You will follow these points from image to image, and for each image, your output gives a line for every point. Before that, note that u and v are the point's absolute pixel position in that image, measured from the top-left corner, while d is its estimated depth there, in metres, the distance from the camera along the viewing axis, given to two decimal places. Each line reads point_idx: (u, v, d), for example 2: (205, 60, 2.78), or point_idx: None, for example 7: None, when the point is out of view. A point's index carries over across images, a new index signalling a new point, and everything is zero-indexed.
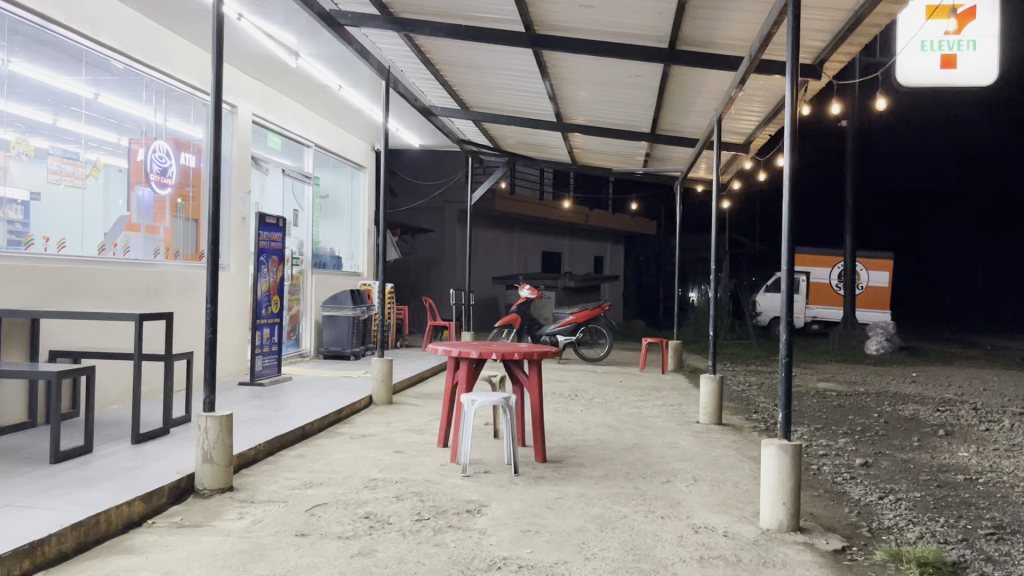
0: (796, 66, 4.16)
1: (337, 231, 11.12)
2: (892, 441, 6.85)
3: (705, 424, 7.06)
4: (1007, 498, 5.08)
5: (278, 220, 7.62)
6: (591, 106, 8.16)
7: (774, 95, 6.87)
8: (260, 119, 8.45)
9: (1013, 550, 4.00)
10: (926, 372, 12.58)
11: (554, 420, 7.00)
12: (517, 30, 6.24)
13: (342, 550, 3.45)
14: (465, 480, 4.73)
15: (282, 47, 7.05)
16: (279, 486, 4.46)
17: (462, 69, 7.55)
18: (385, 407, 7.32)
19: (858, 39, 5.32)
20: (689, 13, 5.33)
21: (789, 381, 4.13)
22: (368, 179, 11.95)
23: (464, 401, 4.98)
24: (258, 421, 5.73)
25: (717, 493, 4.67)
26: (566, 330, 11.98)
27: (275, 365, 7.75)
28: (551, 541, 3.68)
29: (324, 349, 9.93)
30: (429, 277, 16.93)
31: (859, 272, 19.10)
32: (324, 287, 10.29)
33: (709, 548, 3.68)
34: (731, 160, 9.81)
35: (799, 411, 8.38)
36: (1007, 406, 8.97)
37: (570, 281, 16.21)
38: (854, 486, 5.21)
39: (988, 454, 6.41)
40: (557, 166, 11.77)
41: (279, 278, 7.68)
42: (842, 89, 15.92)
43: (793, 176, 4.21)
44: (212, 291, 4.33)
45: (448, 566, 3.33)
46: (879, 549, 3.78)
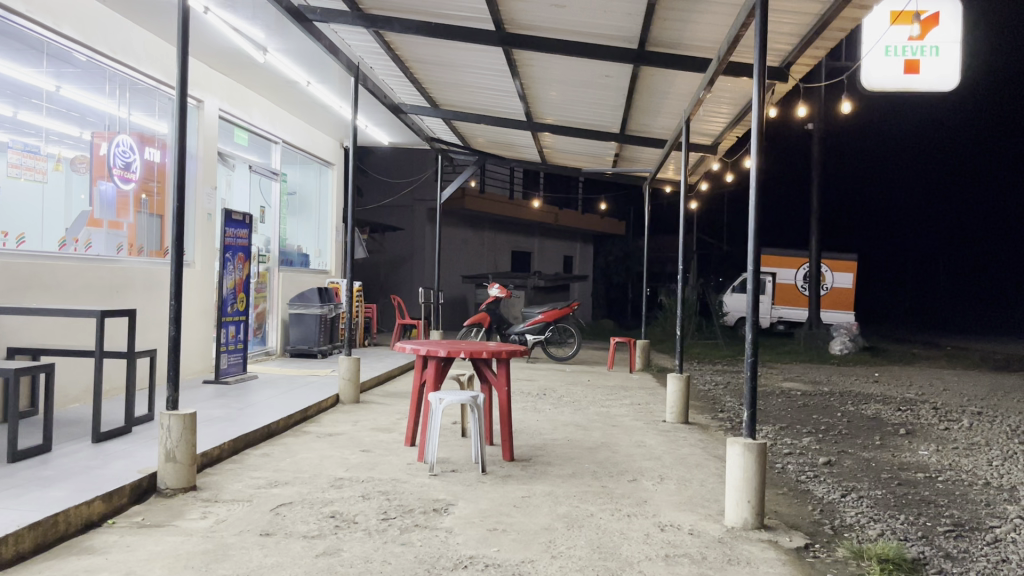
0: (763, 68, 4.18)
1: (304, 228, 11.02)
2: (855, 441, 6.91)
3: (671, 422, 7.11)
4: (966, 497, 5.14)
5: (245, 217, 7.54)
6: (561, 105, 8.18)
7: (741, 97, 6.94)
8: (226, 114, 8.35)
9: (970, 548, 4.07)
10: (889, 372, 12.76)
11: (522, 420, 6.98)
12: (487, 29, 6.24)
13: (307, 550, 3.42)
14: (432, 479, 4.70)
15: (250, 42, 6.97)
16: (243, 485, 4.41)
17: (432, 67, 7.54)
18: (353, 405, 7.26)
19: (824, 43, 5.39)
20: (659, 15, 5.36)
21: (755, 380, 4.17)
22: (337, 176, 11.87)
23: (432, 400, 4.94)
24: (222, 421, 5.64)
25: (683, 492, 4.69)
26: (535, 329, 11.98)
27: (240, 363, 7.66)
28: (518, 540, 3.67)
29: (290, 347, 9.85)
30: (398, 276, 16.88)
31: (824, 273, 19.35)
32: (291, 285, 10.19)
33: (675, 547, 3.70)
34: (700, 161, 9.88)
35: (764, 411, 8.45)
36: (967, 407, 9.12)
37: (540, 280, 16.23)
38: (818, 485, 5.28)
39: (948, 454, 6.50)
40: (527, 165, 11.77)
41: (245, 275, 7.61)
42: (807, 92, 16.11)
43: (761, 177, 4.24)
44: (177, 288, 4.25)
45: (414, 565, 3.31)
46: (841, 547, 3.83)
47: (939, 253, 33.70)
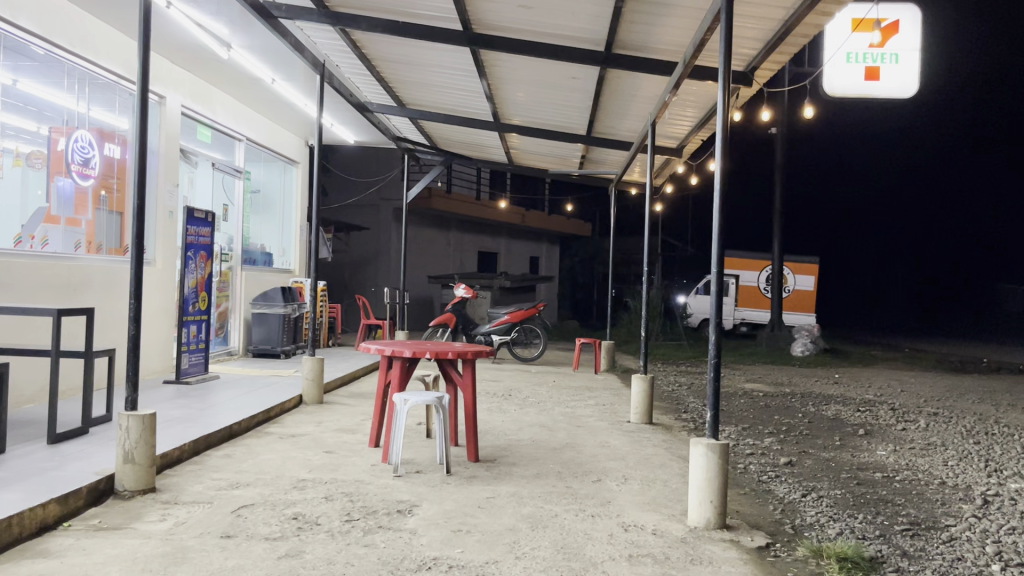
0: (728, 71, 4.22)
1: (267, 226, 10.89)
2: (815, 441, 7.02)
3: (635, 423, 7.15)
4: (923, 496, 5.25)
5: (207, 215, 7.44)
6: (528, 106, 8.19)
7: (707, 101, 7.01)
8: (189, 111, 8.24)
9: (926, 546, 4.15)
10: (848, 372, 13.05)
11: (487, 420, 6.99)
12: (454, 29, 6.23)
13: (268, 552, 3.39)
14: (396, 481, 4.68)
15: (213, 38, 6.88)
16: (203, 487, 4.35)
17: (399, 66, 7.50)
18: (316, 406, 7.21)
19: (787, 48, 5.45)
20: (625, 18, 5.39)
21: (718, 382, 4.21)
22: (302, 174, 11.76)
23: (396, 401, 4.91)
24: (183, 421, 5.57)
25: (646, 492, 4.72)
26: (501, 330, 11.97)
27: (201, 363, 7.55)
28: (482, 541, 3.67)
29: (253, 347, 9.75)
30: (363, 276, 16.78)
31: (786, 276, 19.62)
32: (254, 284, 10.07)
33: (639, 547, 3.72)
34: (665, 163, 9.96)
35: (727, 411, 8.55)
36: (924, 407, 9.32)
37: (506, 281, 16.25)
38: (779, 485, 5.34)
39: (905, 453, 6.62)
40: (493, 165, 11.77)
41: (207, 274, 7.50)
42: (771, 97, 16.33)
43: (725, 179, 4.27)
44: (137, 287, 4.18)
45: (377, 566, 3.30)
46: (802, 546, 3.88)
47: (897, 249, 34.42)
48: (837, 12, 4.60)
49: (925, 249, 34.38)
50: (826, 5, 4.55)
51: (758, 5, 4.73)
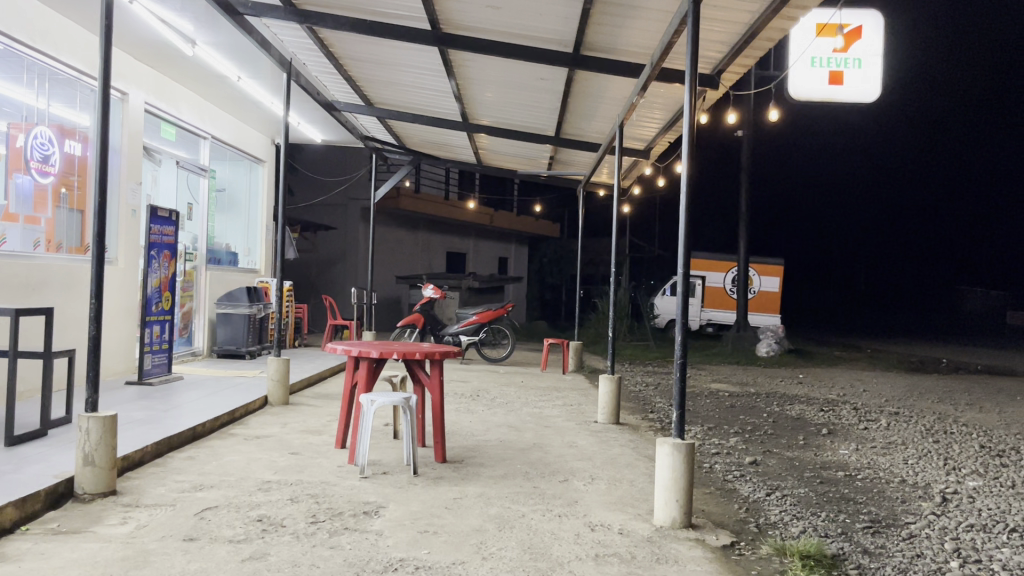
0: (695, 74, 4.24)
1: (233, 226, 10.77)
2: (779, 440, 7.12)
3: (603, 423, 7.18)
4: (884, 494, 5.35)
5: (171, 213, 7.33)
6: (496, 107, 8.20)
7: (674, 104, 7.07)
8: (152, 107, 8.12)
9: (887, 543, 4.22)
10: (812, 373, 13.21)
11: (454, 420, 6.99)
12: (422, 28, 6.21)
13: (232, 555, 3.35)
14: (363, 482, 4.65)
15: (178, 34, 6.79)
16: (166, 489, 4.29)
17: (367, 64, 7.46)
18: (282, 407, 7.15)
19: (753, 52, 5.51)
20: (593, 19, 5.42)
21: (684, 382, 4.24)
22: (268, 173, 11.65)
23: (363, 401, 4.89)
24: (144, 423, 5.48)
25: (613, 492, 4.75)
26: (469, 330, 11.95)
27: (164, 364, 7.44)
28: (449, 541, 3.67)
29: (218, 348, 9.63)
30: (330, 276, 16.67)
31: (752, 277, 19.82)
32: (219, 284, 9.96)
33: (605, 546, 3.73)
34: (633, 165, 10.01)
35: (693, 412, 8.61)
36: (885, 407, 9.49)
37: (475, 281, 16.24)
38: (744, 484, 5.40)
39: (867, 452, 6.75)
40: (462, 165, 11.75)
41: (170, 273, 7.39)
42: (738, 99, 16.50)
43: (691, 181, 4.31)
44: (98, 286, 4.11)
45: (343, 568, 3.28)
46: (766, 544, 3.93)
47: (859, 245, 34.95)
48: (801, 16, 4.68)
49: (886, 249, 34.98)
50: (791, 9, 4.63)
51: (724, 9, 4.79)
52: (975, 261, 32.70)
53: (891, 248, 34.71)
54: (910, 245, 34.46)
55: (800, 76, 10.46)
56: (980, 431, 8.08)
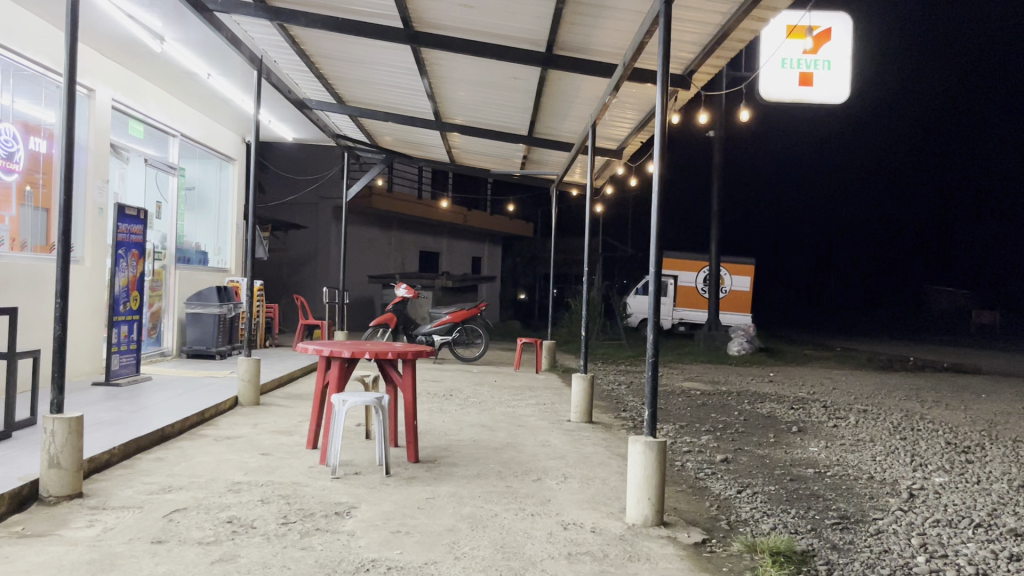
0: (667, 74, 4.26)
1: (203, 224, 10.65)
2: (750, 438, 7.19)
3: (576, 422, 7.20)
4: (852, 490, 5.41)
5: (138, 212, 7.22)
6: (469, 106, 8.19)
7: (647, 104, 7.10)
8: (119, 104, 8.01)
9: (855, 539, 4.28)
10: (782, 372, 13.35)
11: (427, 420, 6.97)
12: (395, 26, 6.18)
13: (201, 557, 3.31)
14: (335, 482, 4.62)
15: (145, 30, 6.70)
16: (134, 491, 4.23)
17: (339, 62, 7.41)
18: (253, 408, 7.08)
19: (725, 53, 5.55)
20: (566, 19, 5.43)
21: (656, 381, 4.25)
22: (238, 172, 11.54)
23: (335, 401, 4.85)
24: (111, 424, 5.40)
25: (585, 490, 4.77)
26: (442, 330, 11.92)
27: (132, 365, 7.33)
28: (421, 541, 3.65)
29: (188, 348, 9.53)
30: (302, 275, 16.55)
31: (723, 277, 19.97)
32: (188, 283, 9.85)
33: (577, 545, 3.74)
34: (605, 164, 10.05)
35: (665, 410, 8.66)
36: (854, 404, 9.61)
37: (448, 281, 16.21)
38: (715, 481, 5.45)
39: (836, 449, 6.83)
40: (435, 164, 11.72)
41: (138, 272, 7.28)
42: (709, 100, 16.63)
43: (663, 181, 4.32)
44: (63, 286, 4.04)
45: (313, 569, 3.25)
46: (736, 541, 3.96)
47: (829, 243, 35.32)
48: (772, 18, 4.73)
49: (855, 248, 35.47)
50: (761, 11, 4.68)
51: (696, 10, 4.82)
52: (943, 261, 33.11)
53: (860, 247, 35.21)
54: (879, 243, 34.85)
55: (770, 78, 10.67)
56: (945, 428, 8.20)
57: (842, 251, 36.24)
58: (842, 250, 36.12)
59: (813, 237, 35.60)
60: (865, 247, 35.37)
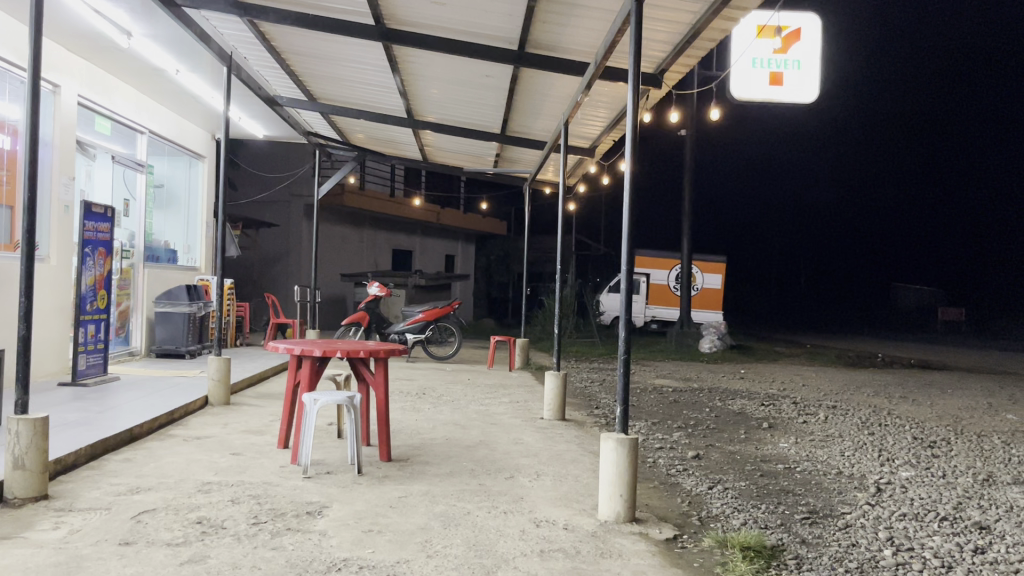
0: (637, 73, 4.27)
1: (172, 222, 10.52)
2: (721, 434, 7.25)
3: (549, 419, 7.22)
4: (822, 485, 5.48)
5: (106, 209, 7.12)
6: (442, 104, 8.17)
7: (619, 102, 7.13)
8: (85, 100, 7.89)
9: (824, 533, 4.33)
10: (752, 369, 13.48)
11: (399, 419, 6.95)
12: (366, 23, 6.15)
13: (170, 558, 3.28)
14: (306, 482, 4.60)
15: (112, 26, 6.61)
16: (100, 493, 4.17)
17: (310, 59, 7.36)
18: (223, 408, 7.02)
19: (695, 52, 5.59)
20: (538, 17, 5.43)
21: (628, 378, 4.27)
22: (207, 169, 11.43)
23: (306, 401, 4.82)
24: (79, 424, 5.33)
25: (558, 487, 4.78)
26: (415, 328, 11.89)
27: (99, 364, 7.23)
28: (394, 540, 3.64)
29: (157, 348, 9.42)
30: (273, 274, 16.42)
31: (694, 274, 20.10)
32: (157, 282, 9.73)
33: (550, 542, 3.75)
34: (578, 163, 10.08)
35: (638, 407, 8.71)
36: (823, 400, 9.72)
37: (420, 279, 16.17)
38: (686, 477, 5.49)
39: (806, 445, 6.91)
40: (407, 162, 11.68)
41: (106, 271, 7.17)
42: (680, 98, 16.74)
43: (634, 180, 4.34)
44: (27, 285, 3.97)
45: (285, 569, 3.24)
46: (707, 537, 4.00)
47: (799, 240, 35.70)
48: (741, 17, 4.77)
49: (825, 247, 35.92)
50: (732, 10, 4.71)
51: (667, 9, 4.85)
52: (910, 259, 33.64)
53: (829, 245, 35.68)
54: (848, 241, 35.32)
55: (741, 78, 10.80)
56: (912, 423, 8.32)
57: (811, 248, 36.57)
58: (812, 248, 36.58)
59: (784, 235, 36.00)
60: (834, 244, 35.75)
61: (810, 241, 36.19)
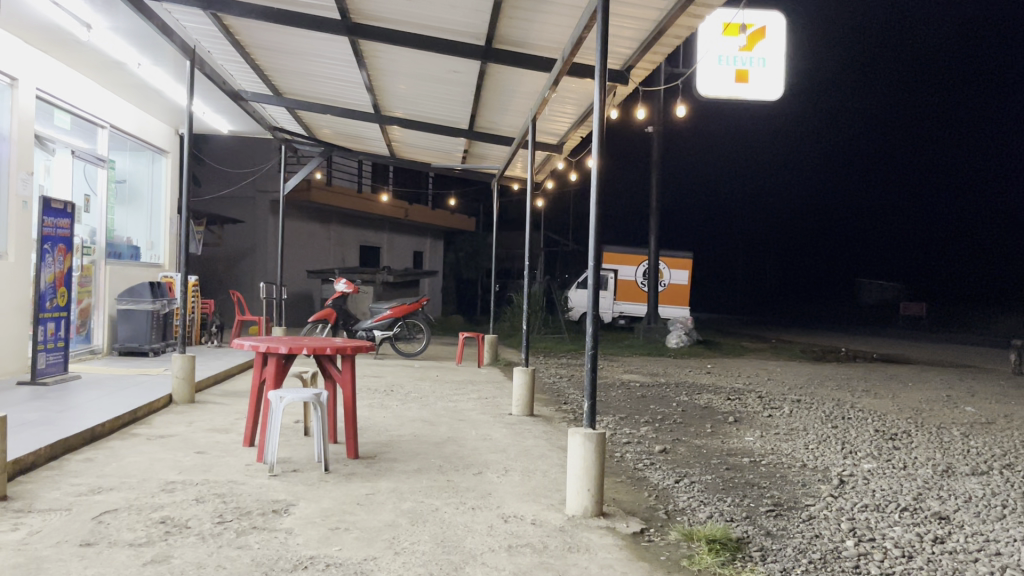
0: (604, 70, 4.27)
1: (135, 219, 10.36)
2: (688, 428, 7.32)
3: (517, 415, 7.22)
4: (786, 478, 5.56)
5: (66, 205, 6.99)
6: (409, 100, 8.14)
7: (586, 99, 7.15)
8: (44, 94, 7.74)
9: (788, 525, 4.39)
10: (719, 364, 13.60)
11: (367, 416, 6.92)
12: (333, 18, 6.10)
13: (132, 559, 3.23)
14: (272, 480, 4.56)
15: (72, 18, 6.49)
16: (61, 493, 4.10)
17: (275, 53, 7.28)
18: (187, 406, 6.93)
19: (661, 49, 5.63)
20: (505, 13, 5.43)
21: (595, 373, 4.28)
22: (171, 165, 11.28)
23: (272, 398, 4.77)
24: (38, 424, 5.24)
25: (526, 483, 4.79)
26: (383, 325, 11.85)
27: (59, 363, 7.10)
28: (361, 538, 3.62)
29: (119, 345, 9.27)
30: (239, 270, 16.24)
31: (662, 270, 20.22)
32: (120, 279, 9.58)
33: (517, 537, 3.76)
34: (546, 159, 10.09)
35: (606, 402, 8.74)
36: (788, 394, 9.85)
37: (388, 275, 16.09)
38: (653, 471, 5.53)
39: (771, 438, 7.00)
40: (374, 158, 11.61)
41: (66, 268, 7.04)
42: (648, 95, 16.85)
43: (602, 176, 4.36)
44: None
45: (250, 568, 3.21)
46: (673, 530, 4.03)
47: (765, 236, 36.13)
48: (707, 14, 4.80)
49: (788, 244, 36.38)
50: (697, 8, 4.74)
51: (633, 6, 4.87)
52: (873, 255, 34.19)
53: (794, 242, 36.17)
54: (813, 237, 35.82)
55: (710, 77, 10.92)
56: (874, 416, 8.46)
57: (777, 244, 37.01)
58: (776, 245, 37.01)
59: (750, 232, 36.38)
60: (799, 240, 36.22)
61: (775, 236, 36.62)
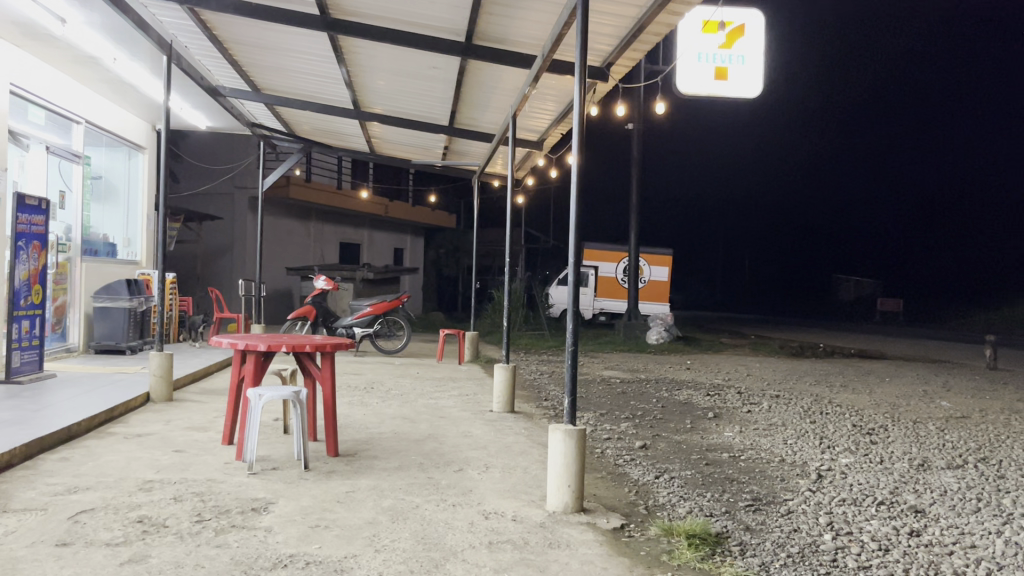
0: (584, 66, 4.28)
1: (111, 215, 10.25)
2: (668, 424, 7.35)
3: (498, 411, 7.23)
4: (765, 473, 5.60)
5: (40, 202, 6.91)
6: (388, 96, 8.11)
7: (566, 96, 7.15)
8: (17, 89, 7.64)
9: (767, 520, 4.42)
10: (699, 359, 13.67)
11: (347, 414, 6.89)
12: (311, 13, 6.06)
13: (109, 559, 3.20)
14: (251, 478, 4.53)
15: (46, 12, 6.40)
16: (36, 493, 4.05)
17: (253, 49, 7.23)
18: (165, 404, 6.87)
19: (641, 46, 5.64)
20: (484, 9, 5.42)
21: (576, 369, 4.29)
22: (148, 161, 11.17)
23: (250, 396, 4.74)
24: (13, 423, 5.17)
25: (507, 479, 4.79)
26: (363, 322, 11.81)
27: (35, 361, 7.01)
28: (341, 535, 3.61)
29: (95, 343, 9.20)
30: (218, 267, 16.12)
31: (642, 267, 20.32)
32: (96, 276, 9.48)
33: (498, 534, 3.76)
34: (526, 156, 10.09)
35: (586, 398, 8.76)
36: (767, 390, 9.93)
37: (368, 272, 16.04)
38: (634, 467, 5.55)
39: (750, 433, 7.04)
40: (354, 154, 11.56)
41: (41, 265, 6.96)
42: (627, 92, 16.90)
43: (582, 173, 4.36)
44: None
45: (229, 567, 3.19)
46: (653, 526, 4.05)
47: None
48: (685, 11, 4.82)
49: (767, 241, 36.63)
50: (676, 5, 4.75)
51: (612, 2, 4.88)
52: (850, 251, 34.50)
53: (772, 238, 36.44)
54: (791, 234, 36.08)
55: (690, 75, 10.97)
56: (851, 411, 8.55)
57: None
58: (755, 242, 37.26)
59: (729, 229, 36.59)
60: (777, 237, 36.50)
61: None
